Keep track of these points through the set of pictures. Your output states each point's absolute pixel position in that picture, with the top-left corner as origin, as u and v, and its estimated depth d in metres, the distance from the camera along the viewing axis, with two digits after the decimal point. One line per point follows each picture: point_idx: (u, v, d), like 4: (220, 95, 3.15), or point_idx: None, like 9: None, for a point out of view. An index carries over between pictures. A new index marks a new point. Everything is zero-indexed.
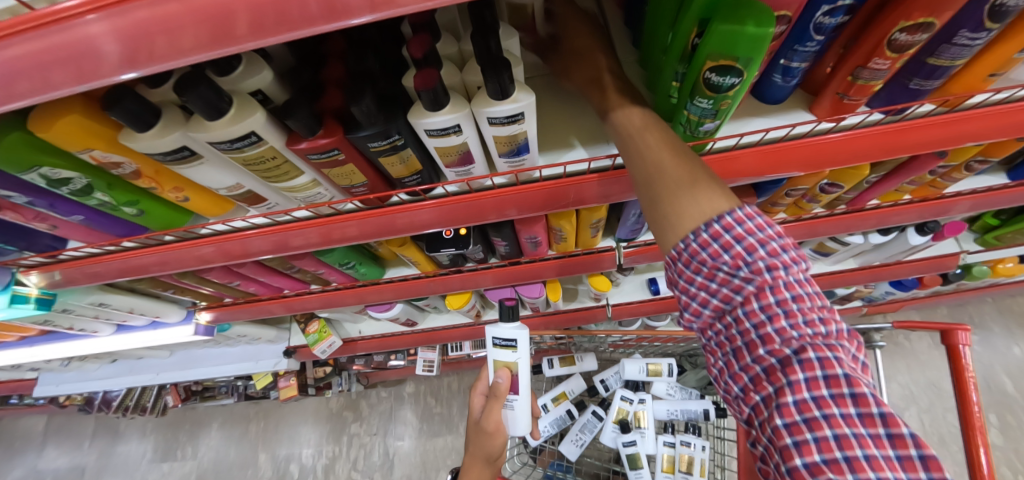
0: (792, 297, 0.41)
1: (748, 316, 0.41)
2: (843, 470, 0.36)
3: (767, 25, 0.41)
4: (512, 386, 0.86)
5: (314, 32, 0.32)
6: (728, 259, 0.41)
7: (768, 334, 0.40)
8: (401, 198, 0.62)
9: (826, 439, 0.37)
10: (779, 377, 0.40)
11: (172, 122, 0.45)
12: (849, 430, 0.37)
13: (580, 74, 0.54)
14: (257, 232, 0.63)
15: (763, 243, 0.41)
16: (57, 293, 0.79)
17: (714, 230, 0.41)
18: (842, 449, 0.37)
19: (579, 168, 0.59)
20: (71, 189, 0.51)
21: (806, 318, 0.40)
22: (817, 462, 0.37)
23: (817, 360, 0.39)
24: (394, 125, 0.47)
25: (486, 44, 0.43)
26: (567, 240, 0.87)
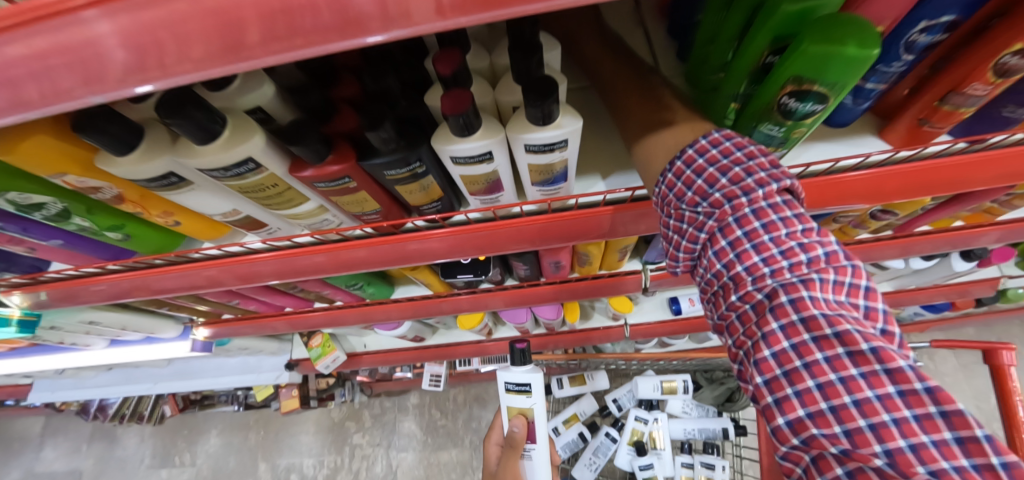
0: (762, 228, 0.34)
1: (717, 257, 0.36)
2: (830, 423, 0.31)
3: (870, 47, 0.35)
4: (529, 435, 0.91)
5: (319, 52, 0.25)
6: (692, 199, 0.37)
7: (738, 274, 0.35)
8: (418, 224, 0.55)
9: (810, 391, 0.32)
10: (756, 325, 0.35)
11: (157, 144, 0.39)
12: (834, 376, 0.31)
13: (629, 95, 0.45)
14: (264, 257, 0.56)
15: (725, 171, 0.36)
16: (42, 313, 0.73)
17: (678, 167, 0.38)
18: (828, 399, 0.31)
19: (621, 196, 0.53)
20: (46, 213, 0.45)
21: (778, 251, 0.34)
22: (800, 418, 0.32)
23: (790, 302, 0.33)
24: (416, 151, 0.41)
25: (528, 63, 0.38)
26: (591, 264, 0.80)
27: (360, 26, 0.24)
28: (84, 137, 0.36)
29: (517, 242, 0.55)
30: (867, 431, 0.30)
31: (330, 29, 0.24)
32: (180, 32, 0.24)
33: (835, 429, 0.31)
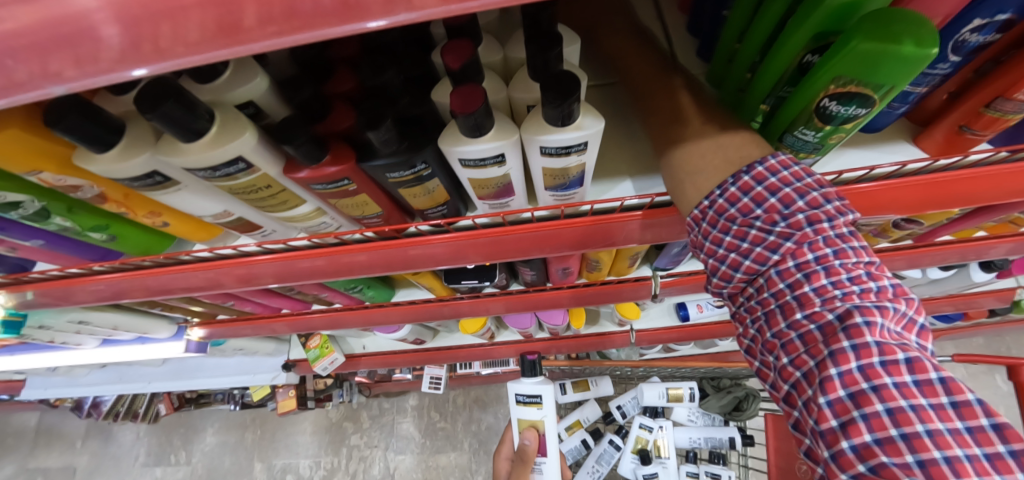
0: (833, 255, 0.32)
1: (781, 277, 0.33)
2: (900, 452, 0.28)
3: (927, 46, 0.31)
4: (540, 447, 0.93)
5: (308, 40, 0.21)
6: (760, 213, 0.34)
7: (804, 295, 0.32)
8: (421, 229, 0.51)
9: (878, 415, 0.28)
10: (819, 348, 0.31)
11: (139, 140, 0.36)
12: (907, 403, 0.28)
13: (661, 104, 0.41)
14: (265, 259, 0.53)
15: (797, 189, 0.33)
16: (29, 313, 0.70)
17: (745, 181, 0.34)
18: (898, 426, 0.28)
19: (639, 203, 0.48)
20: (22, 213, 0.41)
21: (849, 276, 0.32)
22: (867, 444, 0.28)
23: (863, 324, 0.30)
24: (422, 154, 0.37)
25: (546, 58, 0.34)
26: (600, 270, 0.77)
27: (358, 9, 0.20)
28: (58, 132, 0.33)
29: (525, 248, 0.51)
30: (943, 464, 0.27)
31: (323, 12, 0.20)
32: (155, 13, 0.19)
33: (904, 460, 0.28)
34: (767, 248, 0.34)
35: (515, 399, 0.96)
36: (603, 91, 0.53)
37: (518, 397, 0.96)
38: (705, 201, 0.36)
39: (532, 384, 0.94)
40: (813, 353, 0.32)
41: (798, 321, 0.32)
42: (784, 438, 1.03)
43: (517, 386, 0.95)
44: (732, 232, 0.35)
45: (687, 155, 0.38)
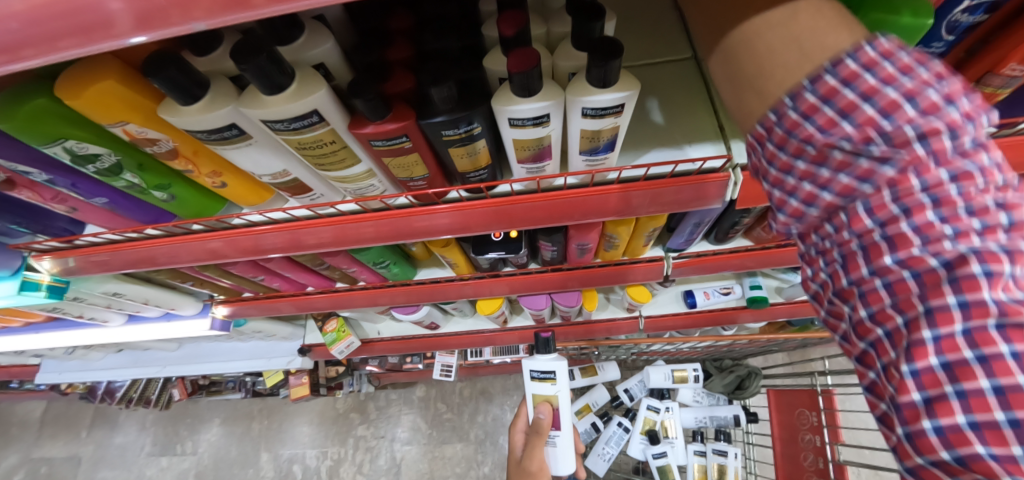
0: (923, 148, 0.24)
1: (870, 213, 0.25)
2: (938, 383, 0.24)
3: (924, 16, 0.36)
4: (553, 421, 0.98)
5: None
6: (823, 116, 0.25)
7: (898, 236, 0.25)
8: (460, 194, 0.55)
9: (967, 364, 0.23)
10: (859, 263, 0.26)
11: (221, 95, 0.39)
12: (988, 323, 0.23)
13: None
14: (273, 228, 0.57)
15: (882, 71, 0.24)
16: (70, 281, 0.73)
17: (828, 83, 0.25)
18: (972, 349, 0.23)
19: (661, 172, 0.54)
20: (98, 167, 0.45)
21: (944, 168, 0.24)
22: (947, 401, 0.23)
23: (937, 223, 0.24)
24: (475, 113, 0.41)
25: (589, 28, 0.38)
26: (616, 249, 0.81)
27: None
28: (151, 83, 0.37)
29: (536, 218, 0.56)
30: (988, 394, 0.23)
31: None
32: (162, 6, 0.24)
33: (942, 390, 0.24)
34: (837, 162, 0.25)
35: (530, 375, 0.99)
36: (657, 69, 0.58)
37: (533, 374, 1.00)
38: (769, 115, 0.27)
39: (546, 360, 0.98)
40: (862, 264, 0.26)
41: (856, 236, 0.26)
42: (787, 411, 1.12)
43: (531, 363, 0.99)
44: (786, 145, 0.27)
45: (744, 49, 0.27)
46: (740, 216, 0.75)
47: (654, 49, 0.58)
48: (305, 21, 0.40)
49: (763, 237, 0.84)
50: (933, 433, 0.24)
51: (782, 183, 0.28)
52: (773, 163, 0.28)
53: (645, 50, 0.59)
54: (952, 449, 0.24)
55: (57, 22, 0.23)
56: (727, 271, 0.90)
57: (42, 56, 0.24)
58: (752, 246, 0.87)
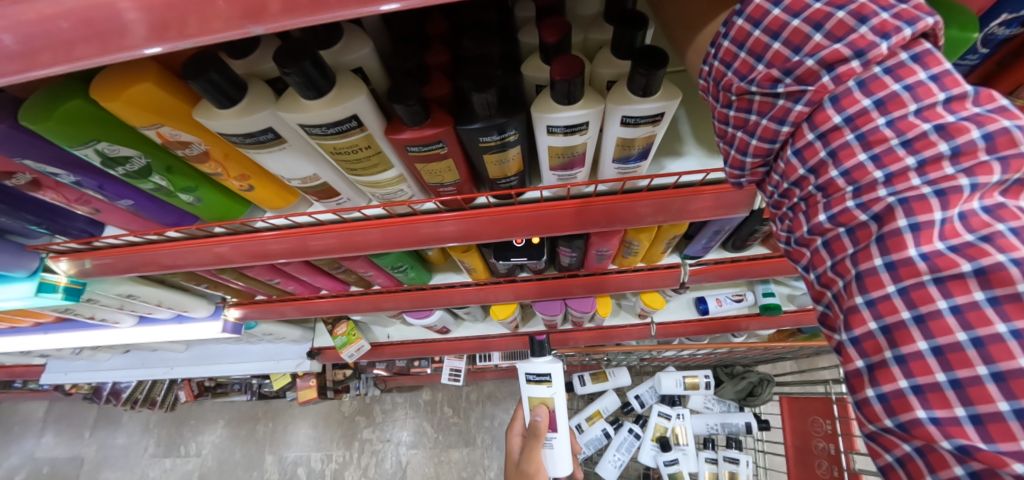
0: (857, 88, 0.26)
1: (800, 158, 0.28)
2: (895, 310, 0.25)
3: (972, 29, 0.35)
4: (551, 424, 0.97)
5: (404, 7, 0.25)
6: (760, 73, 0.28)
7: (819, 163, 0.28)
8: (488, 200, 0.55)
9: (879, 277, 0.25)
10: (819, 209, 0.28)
11: (259, 99, 0.39)
12: (915, 253, 0.24)
13: None
14: (278, 235, 0.58)
15: (811, 17, 0.26)
16: (87, 282, 0.73)
17: (757, 35, 0.28)
18: (899, 282, 0.25)
19: (692, 179, 0.53)
20: (127, 169, 0.44)
21: (874, 105, 0.26)
22: (861, 308, 0.26)
23: (870, 160, 0.26)
24: (515, 120, 0.41)
25: (633, 36, 0.38)
26: (636, 255, 0.81)
27: None
28: (190, 85, 0.36)
29: (563, 224, 0.56)
30: (947, 315, 0.23)
31: None
32: (181, 14, 0.25)
33: (899, 318, 0.25)
34: (778, 112, 0.28)
35: (525, 378, 1.00)
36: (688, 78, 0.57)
37: (529, 377, 1.01)
38: (704, 66, 0.33)
39: (542, 363, 0.98)
40: (821, 211, 0.28)
41: (804, 179, 0.29)
42: (801, 418, 1.11)
43: (527, 366, 0.99)
44: (735, 103, 0.30)
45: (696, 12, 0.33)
46: (760, 224, 0.75)
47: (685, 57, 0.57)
48: (344, 25, 0.39)
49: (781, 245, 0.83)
50: (895, 363, 0.25)
51: (738, 138, 0.31)
52: (728, 121, 0.32)
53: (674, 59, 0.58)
54: (911, 378, 0.25)
55: (73, 31, 0.25)
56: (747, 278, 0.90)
57: (59, 62, 0.26)
58: (770, 254, 0.86)
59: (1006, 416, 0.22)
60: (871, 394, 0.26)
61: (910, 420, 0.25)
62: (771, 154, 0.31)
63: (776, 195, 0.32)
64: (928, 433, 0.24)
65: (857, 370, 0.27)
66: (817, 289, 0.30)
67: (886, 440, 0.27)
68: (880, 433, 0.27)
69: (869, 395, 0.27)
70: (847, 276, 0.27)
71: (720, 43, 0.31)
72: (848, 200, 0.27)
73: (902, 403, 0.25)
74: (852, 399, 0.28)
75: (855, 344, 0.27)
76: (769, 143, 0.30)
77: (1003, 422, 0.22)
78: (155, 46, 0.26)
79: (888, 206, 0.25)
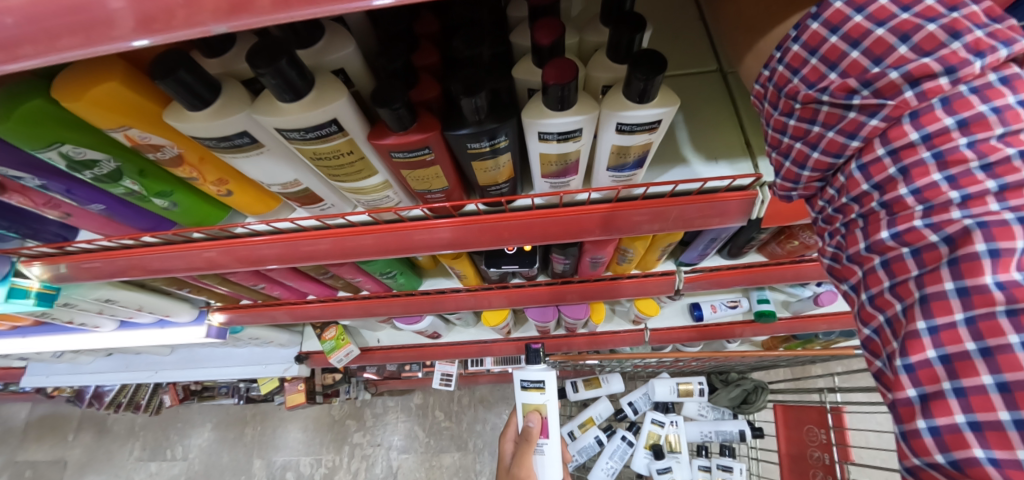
0: (940, 106, 0.24)
1: (866, 173, 0.27)
2: (959, 340, 0.23)
3: None
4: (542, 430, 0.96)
5: None
6: (832, 82, 0.27)
7: (888, 179, 0.26)
8: (478, 207, 0.53)
9: (951, 300, 0.24)
10: (882, 226, 0.27)
11: (233, 100, 0.37)
12: (991, 281, 0.23)
13: None
14: (266, 240, 0.55)
15: (897, 27, 0.25)
16: (61, 288, 0.70)
17: (833, 42, 0.27)
18: (968, 310, 0.23)
19: (689, 188, 0.52)
20: (96, 173, 0.42)
21: (956, 125, 0.24)
22: (923, 333, 0.25)
23: (944, 180, 0.25)
24: (505, 127, 0.39)
25: (631, 39, 0.36)
26: (631, 263, 0.79)
27: None
28: (159, 87, 0.34)
29: (555, 232, 0.54)
30: (1018, 351, 0.22)
31: None
32: (170, 6, 0.23)
33: (963, 348, 0.23)
34: (848, 126, 0.27)
35: (519, 385, 0.98)
36: (683, 81, 0.57)
37: (524, 383, 0.98)
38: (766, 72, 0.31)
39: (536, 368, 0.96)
40: (885, 228, 0.27)
41: (868, 195, 0.28)
42: (795, 427, 1.09)
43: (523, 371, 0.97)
44: (798, 112, 0.29)
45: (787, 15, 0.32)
46: (757, 233, 0.73)
47: (678, 61, 0.57)
48: (326, 23, 0.38)
49: (777, 253, 0.81)
50: (953, 394, 0.24)
51: (795, 150, 0.30)
52: (786, 130, 0.30)
53: (668, 62, 0.58)
54: (970, 412, 0.23)
55: (57, 20, 0.22)
56: (742, 285, 0.89)
57: (40, 55, 0.24)
58: (767, 261, 0.85)
59: None
60: (922, 426, 0.25)
61: (965, 458, 0.23)
62: (832, 168, 0.29)
63: (829, 210, 0.31)
64: (985, 472, 0.23)
65: (906, 398, 0.26)
66: (866, 310, 0.29)
67: (927, 474, 0.26)
68: (923, 467, 0.26)
69: (920, 426, 0.25)
70: (907, 299, 0.26)
71: (788, 46, 0.29)
72: (916, 219, 0.26)
73: (957, 439, 0.23)
74: (896, 428, 0.27)
75: (908, 371, 0.25)
76: (833, 157, 0.28)
77: None
78: (136, 39, 0.24)
79: (964, 229, 0.24)
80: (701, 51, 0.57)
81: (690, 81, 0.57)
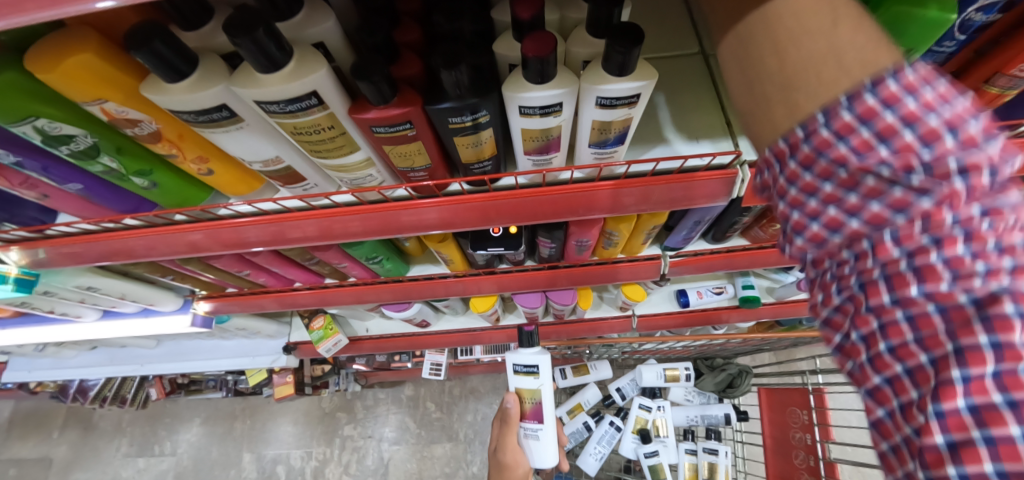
0: (941, 194, 0.23)
1: (871, 260, 0.25)
2: (965, 429, 0.22)
3: (949, 11, 0.36)
4: (535, 414, 0.96)
5: None
6: (840, 156, 0.23)
7: (895, 266, 0.24)
8: (462, 187, 0.53)
9: (962, 389, 0.22)
10: (883, 313, 0.25)
11: (211, 73, 0.36)
12: (991, 372, 0.22)
13: None
14: (248, 222, 0.55)
15: (905, 110, 0.22)
16: (39, 275, 0.68)
17: (872, 103, 0.22)
18: (970, 398, 0.22)
19: (670, 167, 0.52)
20: (72, 149, 0.42)
21: (954, 217, 0.23)
22: (936, 428, 0.23)
23: (947, 267, 0.23)
24: (486, 100, 0.39)
25: (609, 12, 0.37)
26: (616, 246, 0.80)
27: None
28: (135, 57, 0.34)
29: (539, 212, 0.54)
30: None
31: None
32: None
33: (968, 437, 0.22)
34: (851, 208, 0.24)
35: (513, 369, 0.96)
36: (666, 64, 0.57)
37: (516, 368, 0.97)
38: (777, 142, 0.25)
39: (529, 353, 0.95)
40: (880, 320, 0.25)
41: (874, 283, 0.25)
42: (779, 409, 1.11)
43: (515, 357, 0.95)
44: (799, 183, 0.25)
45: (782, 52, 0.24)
46: (740, 216, 0.75)
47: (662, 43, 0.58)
48: None
49: (760, 237, 0.83)
50: None
51: (793, 222, 0.26)
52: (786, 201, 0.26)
53: (654, 44, 0.58)
54: None
55: None
56: (725, 270, 0.90)
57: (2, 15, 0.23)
58: (749, 246, 0.86)
59: None
60: None
61: None
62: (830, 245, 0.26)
63: (820, 283, 0.28)
64: None
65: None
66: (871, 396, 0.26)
67: None
68: None
69: None
70: (909, 389, 0.25)
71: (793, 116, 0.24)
72: (920, 310, 0.24)
73: None
74: None
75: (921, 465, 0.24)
76: (832, 235, 0.25)
77: None
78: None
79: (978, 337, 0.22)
80: (684, 35, 0.58)
81: (675, 64, 0.57)
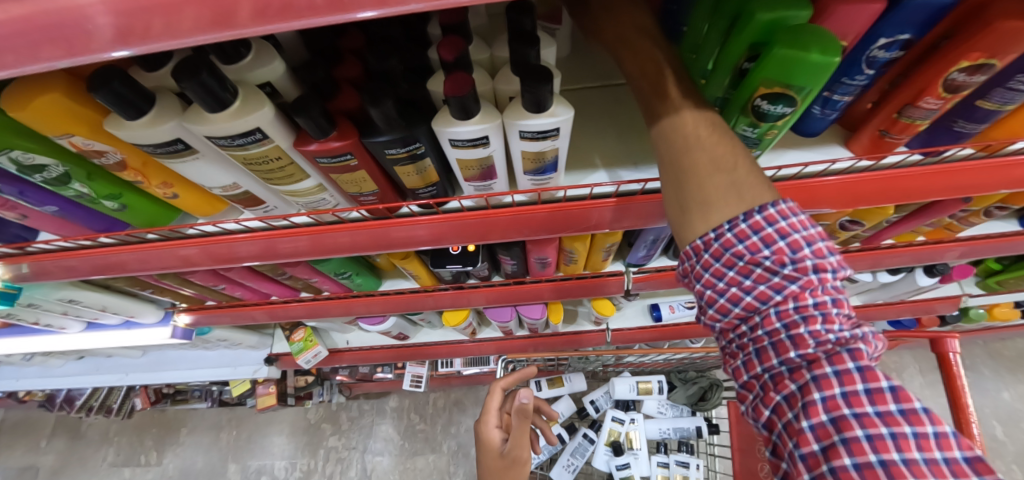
0: (863, 392, 0.35)
1: (779, 362, 0.38)
2: (865, 452, 0.34)
3: (833, 54, 0.37)
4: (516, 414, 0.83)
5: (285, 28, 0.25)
6: (794, 360, 0.37)
7: (824, 378, 0.36)
8: (412, 209, 0.56)
9: (883, 437, 0.34)
10: (812, 389, 0.36)
11: (167, 111, 0.40)
12: (850, 462, 0.34)
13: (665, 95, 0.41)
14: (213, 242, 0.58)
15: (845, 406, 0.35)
16: (22, 288, 0.72)
17: (742, 228, 0.37)
18: (864, 431, 0.34)
19: (605, 191, 0.55)
20: (46, 177, 0.46)
21: (876, 412, 0.35)
22: (823, 423, 0.35)
23: (852, 416, 0.34)
24: (416, 132, 0.43)
25: (526, 53, 0.39)
26: (576, 263, 0.83)
27: (346, 4, 0.25)
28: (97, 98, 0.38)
29: (491, 232, 0.57)
30: (877, 467, 0.33)
31: (313, 7, 0.25)
32: (40, 37, 0.25)
33: (869, 459, 0.33)
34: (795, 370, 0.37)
35: None
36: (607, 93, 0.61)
37: None
38: (711, 232, 0.38)
39: None
40: (816, 403, 0.36)
41: (797, 371, 0.37)
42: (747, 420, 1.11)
43: None
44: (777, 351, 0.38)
45: (675, 152, 0.40)
46: None
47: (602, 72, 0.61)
48: (253, 40, 0.41)
49: None
50: (854, 459, 0.34)
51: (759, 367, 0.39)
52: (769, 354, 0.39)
53: (597, 73, 0.62)
54: (854, 456, 0.34)
55: None
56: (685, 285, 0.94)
57: None
58: None
59: (875, 465, 0.33)
60: (848, 462, 0.34)
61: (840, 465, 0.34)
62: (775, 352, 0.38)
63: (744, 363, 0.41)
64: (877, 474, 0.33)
65: (812, 451, 0.36)
66: (776, 420, 0.39)
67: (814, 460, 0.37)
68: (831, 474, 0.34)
69: (847, 463, 0.34)
70: (815, 418, 0.36)
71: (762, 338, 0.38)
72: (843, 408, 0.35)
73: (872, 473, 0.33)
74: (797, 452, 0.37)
75: (821, 456, 0.35)
76: (792, 359, 0.37)
77: (874, 469, 0.33)
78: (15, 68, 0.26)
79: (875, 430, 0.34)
80: None
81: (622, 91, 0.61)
